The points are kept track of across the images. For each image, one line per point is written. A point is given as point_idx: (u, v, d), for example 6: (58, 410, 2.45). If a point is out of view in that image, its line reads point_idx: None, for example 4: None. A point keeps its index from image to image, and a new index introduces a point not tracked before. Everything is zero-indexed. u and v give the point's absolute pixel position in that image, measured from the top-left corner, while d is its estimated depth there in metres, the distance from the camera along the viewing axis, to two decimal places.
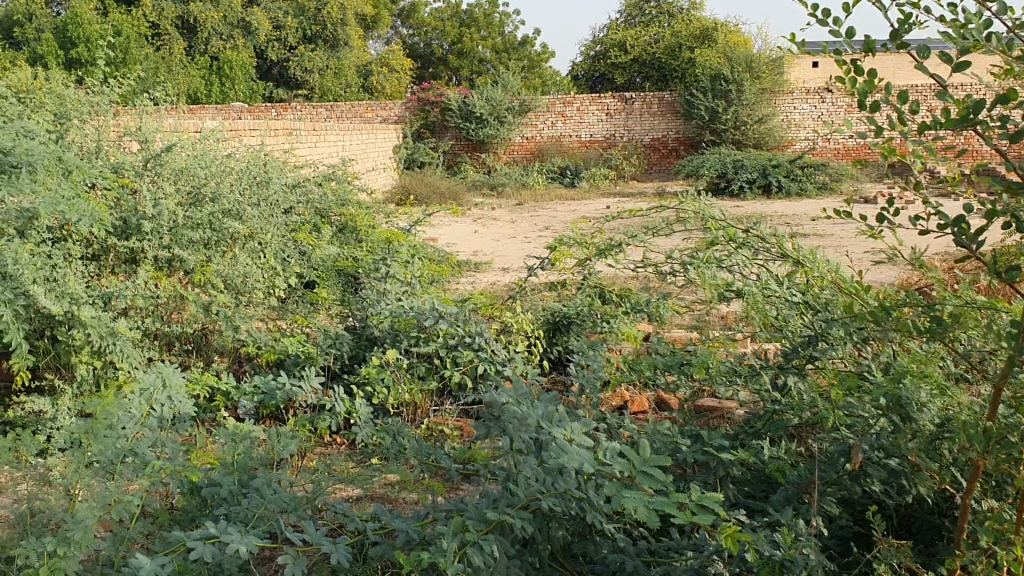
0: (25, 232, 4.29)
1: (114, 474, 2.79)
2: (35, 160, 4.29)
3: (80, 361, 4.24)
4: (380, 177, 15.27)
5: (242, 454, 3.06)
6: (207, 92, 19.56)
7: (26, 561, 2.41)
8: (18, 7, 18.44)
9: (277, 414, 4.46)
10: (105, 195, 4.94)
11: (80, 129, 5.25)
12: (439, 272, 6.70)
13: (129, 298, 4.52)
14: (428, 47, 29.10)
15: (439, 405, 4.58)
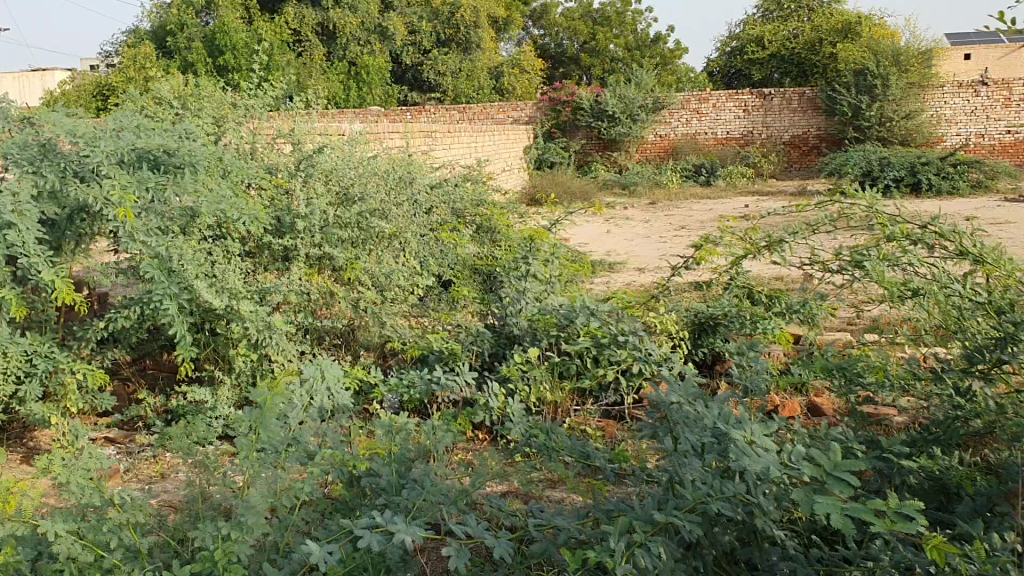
0: (188, 230, 4.46)
1: (279, 461, 2.85)
2: (197, 161, 4.38)
3: (238, 353, 4.38)
4: (512, 178, 15.35)
5: (399, 446, 3.09)
6: (345, 97, 20.09)
7: (202, 543, 2.48)
8: (171, 17, 19.31)
9: (421, 409, 4.50)
10: (261, 194, 5.09)
11: (237, 132, 5.43)
12: (576, 271, 6.67)
13: (283, 294, 4.66)
14: (558, 48, 29.08)
15: (582, 404, 4.53)
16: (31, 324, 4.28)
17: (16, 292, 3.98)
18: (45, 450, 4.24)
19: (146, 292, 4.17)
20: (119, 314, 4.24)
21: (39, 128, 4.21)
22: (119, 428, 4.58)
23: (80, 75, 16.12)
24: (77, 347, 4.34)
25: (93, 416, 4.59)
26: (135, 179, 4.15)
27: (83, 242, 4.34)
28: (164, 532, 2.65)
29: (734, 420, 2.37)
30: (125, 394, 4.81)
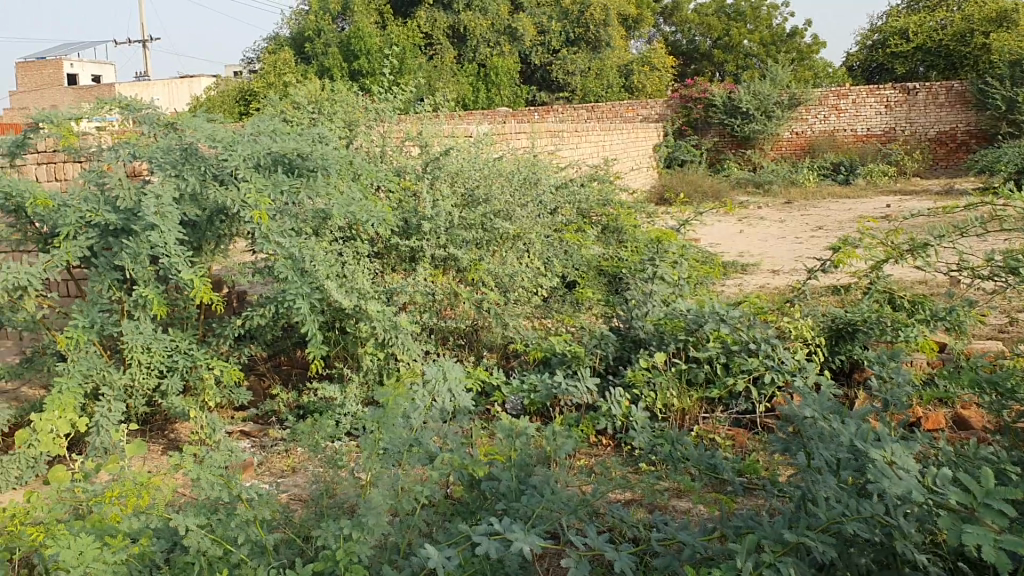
0: (319, 231, 4.56)
1: (401, 462, 2.85)
2: (328, 164, 4.43)
3: (366, 352, 4.45)
4: (641, 178, 15.17)
5: (520, 451, 3.06)
6: (475, 98, 20.31)
7: (325, 542, 2.49)
8: (309, 24, 19.93)
9: (545, 411, 4.43)
10: (389, 196, 5.17)
11: (368, 135, 5.54)
12: (705, 274, 6.49)
13: (409, 294, 4.70)
14: (690, 45, 28.56)
15: (711, 411, 4.37)
16: (173, 320, 4.47)
17: (159, 290, 4.14)
18: (185, 441, 4.40)
19: (279, 291, 4.27)
20: (254, 313, 4.36)
21: (182, 133, 4.39)
22: (253, 423, 4.71)
23: (224, 82, 16.83)
24: (215, 343, 4.48)
25: (229, 409, 4.74)
26: (269, 182, 4.27)
27: (222, 242, 4.49)
28: (289, 529, 2.69)
29: (873, 436, 2.23)
30: (260, 389, 4.95)
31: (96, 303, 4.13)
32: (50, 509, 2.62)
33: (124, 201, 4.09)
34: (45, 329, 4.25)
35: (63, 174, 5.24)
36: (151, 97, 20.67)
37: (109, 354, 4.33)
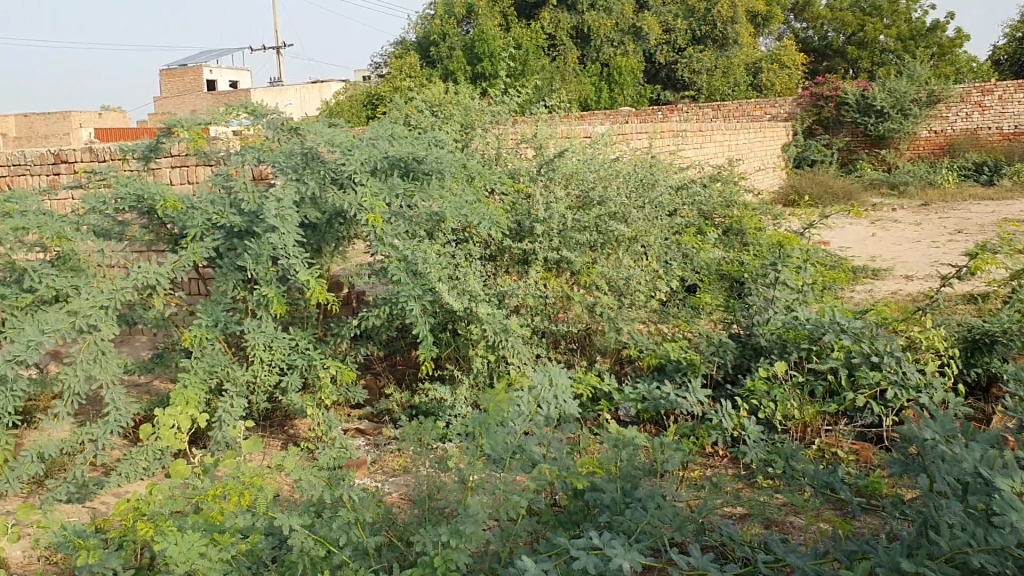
0: (433, 233, 4.58)
1: (503, 470, 2.80)
2: (443, 168, 4.40)
3: (476, 354, 4.44)
4: (767, 179, 14.73)
5: (626, 461, 2.97)
6: (598, 99, 20.15)
7: (424, 548, 2.46)
8: (435, 28, 20.19)
9: (659, 420, 4.34)
10: (502, 199, 5.15)
11: (483, 138, 5.54)
12: (833, 279, 6.21)
13: (521, 297, 4.69)
14: (823, 41, 27.58)
15: (834, 423, 4.17)
16: (294, 319, 4.51)
17: (279, 290, 4.21)
18: (303, 437, 4.47)
19: (393, 293, 4.29)
20: (369, 313, 4.40)
21: (304, 138, 4.49)
22: (369, 420, 4.75)
23: (352, 87, 17.25)
24: (333, 342, 4.52)
25: (346, 408, 4.77)
26: (385, 186, 4.29)
27: (340, 245, 4.55)
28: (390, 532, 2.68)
29: (1004, 463, 2.06)
30: (375, 388, 4.95)
31: (220, 302, 4.24)
32: (164, 503, 2.69)
33: (247, 204, 4.19)
34: (173, 326, 4.42)
35: (195, 177, 5.44)
36: (284, 102, 21.36)
37: (233, 351, 4.40)
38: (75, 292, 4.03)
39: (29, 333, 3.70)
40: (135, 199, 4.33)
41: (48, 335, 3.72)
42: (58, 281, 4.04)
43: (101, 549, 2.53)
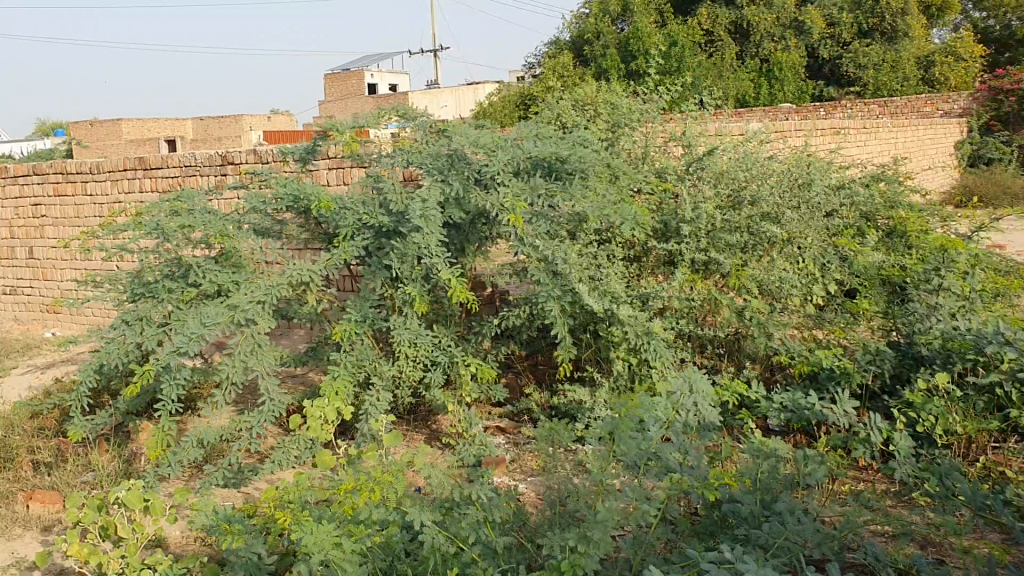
0: (576, 233, 4.54)
1: (637, 476, 2.73)
2: (586, 167, 4.33)
3: (617, 356, 4.37)
4: (935, 178, 13.92)
5: (767, 472, 2.85)
6: (756, 95, 19.50)
7: (551, 551, 2.32)
8: (588, 26, 19.64)
9: (809, 430, 4.16)
10: (648, 199, 5.03)
11: (631, 136, 5.29)
12: (1007, 286, 5.78)
13: (665, 300, 4.60)
14: (1006, 30, 25.89)
15: (1001, 441, 3.88)
16: (437, 316, 4.54)
17: (423, 288, 4.26)
18: (445, 433, 4.51)
19: (534, 293, 4.28)
20: (511, 312, 4.39)
21: (450, 139, 4.53)
22: (509, 419, 4.74)
23: (506, 87, 17.40)
24: (475, 340, 4.54)
25: (487, 405, 4.78)
26: (528, 187, 4.28)
27: (484, 245, 4.56)
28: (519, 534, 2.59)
29: None
30: (516, 386, 4.88)
31: (368, 299, 4.33)
32: (306, 493, 2.76)
33: (395, 204, 4.27)
34: (325, 321, 4.56)
35: (349, 178, 5.58)
36: (438, 104, 21.81)
37: (381, 347, 4.49)
38: (235, 288, 4.23)
39: (193, 326, 3.92)
40: (291, 199, 4.50)
41: (208, 329, 3.93)
42: (220, 277, 4.27)
43: (246, 534, 2.62)
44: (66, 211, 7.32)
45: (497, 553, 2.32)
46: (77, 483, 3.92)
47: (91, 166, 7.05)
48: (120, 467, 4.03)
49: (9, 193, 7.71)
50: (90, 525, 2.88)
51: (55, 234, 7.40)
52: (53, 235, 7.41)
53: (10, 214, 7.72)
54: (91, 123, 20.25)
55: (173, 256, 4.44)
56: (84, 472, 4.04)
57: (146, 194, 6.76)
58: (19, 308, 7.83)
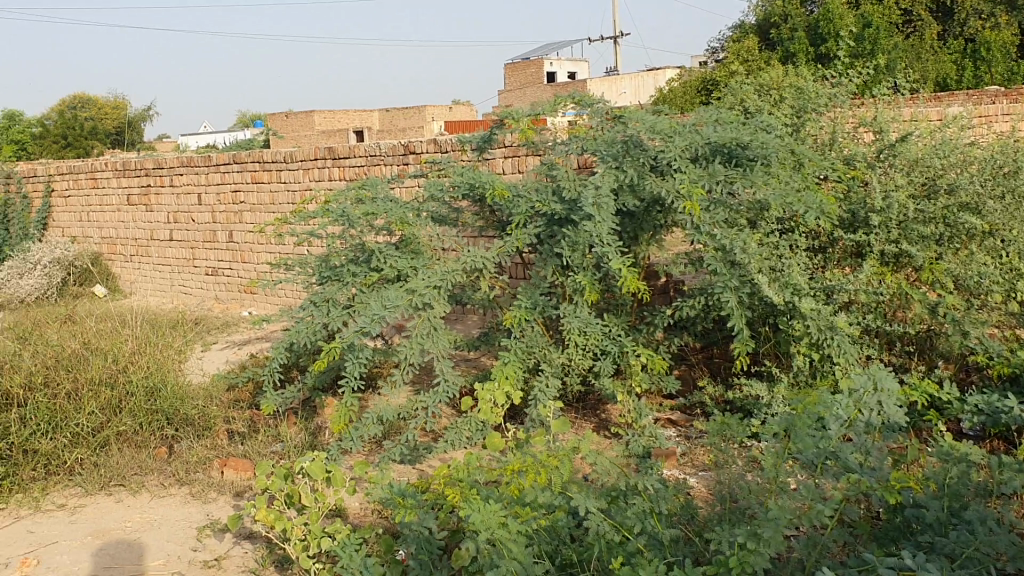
0: (756, 222, 4.39)
1: (813, 475, 2.60)
2: (768, 153, 4.16)
3: (798, 351, 4.18)
4: None
5: (958, 478, 2.65)
6: (959, 78, 16.62)
7: (718, 548, 2.18)
8: (775, 9, 18.67)
9: (1009, 436, 3.89)
10: (835, 187, 4.75)
11: (817, 122, 5.01)
12: None
13: (851, 293, 4.37)
14: None
15: None
16: (608, 305, 4.51)
17: (595, 277, 4.22)
18: (614, 422, 4.47)
19: (710, 283, 4.17)
20: (685, 303, 4.31)
21: (626, 126, 4.46)
22: (681, 412, 4.63)
23: (688, 74, 17.04)
24: (646, 331, 4.49)
25: (659, 396, 4.68)
26: (706, 174, 4.16)
27: (660, 233, 4.48)
28: (692, 524, 2.45)
29: None
30: (689, 379, 4.74)
31: (538, 286, 4.37)
32: (477, 472, 2.82)
33: (569, 192, 4.26)
34: (497, 308, 4.63)
35: (524, 166, 5.59)
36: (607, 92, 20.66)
37: (551, 334, 4.51)
38: (413, 273, 4.37)
39: (375, 308, 4.08)
40: (468, 186, 4.59)
41: (389, 311, 4.08)
42: (400, 262, 4.42)
43: (419, 508, 2.71)
44: (262, 197, 7.79)
45: (664, 545, 2.23)
46: (267, 452, 4.18)
47: (286, 155, 7.46)
48: (305, 439, 4.26)
49: (212, 180, 8.27)
50: (276, 492, 3.06)
51: (253, 219, 7.89)
52: (250, 220, 7.90)
53: (214, 199, 8.29)
54: (287, 116, 21.40)
55: (357, 242, 4.64)
56: (273, 442, 4.31)
57: (334, 182, 7.08)
58: (220, 288, 8.40)
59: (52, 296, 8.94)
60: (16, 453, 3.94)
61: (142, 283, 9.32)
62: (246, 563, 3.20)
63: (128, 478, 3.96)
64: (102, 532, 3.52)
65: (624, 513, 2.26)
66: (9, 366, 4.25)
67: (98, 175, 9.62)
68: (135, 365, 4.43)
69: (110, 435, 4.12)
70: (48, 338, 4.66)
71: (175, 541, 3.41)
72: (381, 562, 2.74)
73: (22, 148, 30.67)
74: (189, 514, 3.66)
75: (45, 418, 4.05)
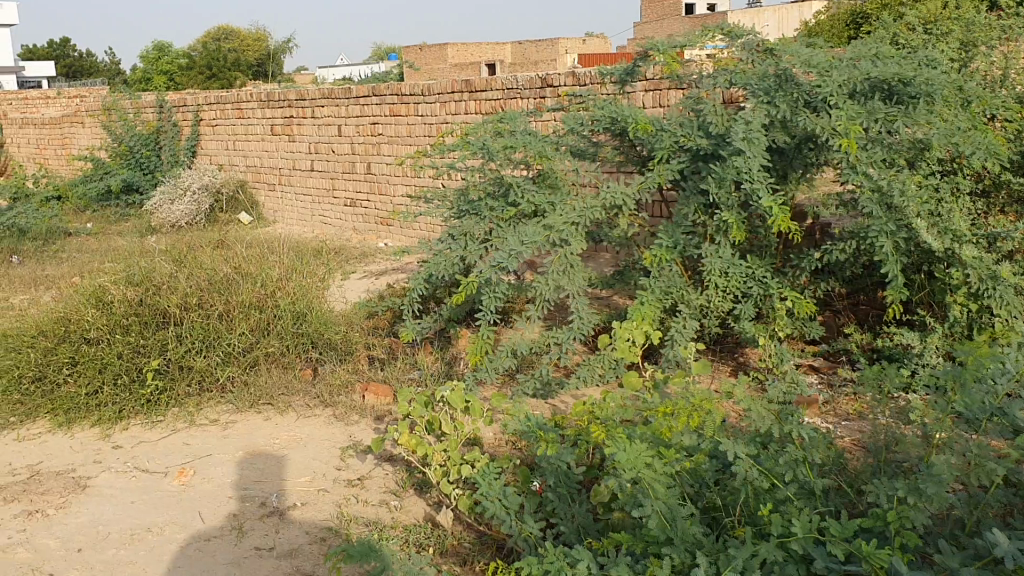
0: (915, 163, 4.15)
1: (977, 432, 2.46)
2: (933, 90, 3.89)
3: (954, 301, 3.95)
4: None
5: None
6: None
7: (874, 500, 2.08)
8: None
9: None
10: (1005, 126, 4.42)
11: (988, 56, 4.66)
12: None
13: (1017, 241, 4.09)
14: None
15: None
16: (752, 247, 4.37)
17: (740, 216, 4.07)
18: (753, 366, 4.36)
19: (864, 226, 3.97)
20: (835, 247, 4.12)
21: (780, 59, 4.25)
22: (824, 359, 4.47)
23: (839, 5, 16.16)
24: (791, 274, 4.33)
25: (801, 341, 4.53)
26: (864, 111, 3.94)
27: (809, 172, 4.29)
28: (844, 476, 2.35)
29: None
30: (833, 326, 4.57)
31: (680, 225, 4.25)
32: (619, 410, 2.80)
33: (716, 127, 4.12)
34: (634, 246, 4.56)
35: (665, 100, 5.45)
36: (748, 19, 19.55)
37: (690, 274, 4.41)
38: (551, 208, 4.31)
39: (512, 244, 4.07)
40: (609, 120, 4.49)
41: (526, 247, 4.06)
42: (537, 197, 4.36)
43: (560, 443, 2.71)
44: (400, 130, 7.87)
45: (814, 495, 2.15)
46: (405, 379, 4.29)
47: (424, 88, 7.49)
48: (441, 369, 4.33)
49: (352, 112, 8.40)
50: (418, 418, 3.12)
51: (390, 151, 8.00)
52: (389, 152, 8.02)
53: (353, 131, 8.43)
54: (422, 49, 21.54)
55: (496, 175, 4.62)
56: (411, 369, 4.41)
57: (471, 115, 7.08)
58: (358, 219, 8.60)
59: (201, 221, 9.41)
60: (173, 368, 4.14)
61: (285, 212, 9.63)
62: (388, 484, 3.30)
63: (276, 398, 4.12)
64: (252, 447, 3.69)
65: (775, 460, 2.20)
66: (166, 286, 4.43)
67: (244, 105, 9.90)
68: (282, 291, 4.62)
69: (259, 356, 4.29)
70: (202, 261, 4.84)
71: (320, 460, 3.55)
72: (521, 492, 2.77)
73: (172, 78, 31.93)
74: (333, 435, 3.79)
75: (199, 336, 4.23)
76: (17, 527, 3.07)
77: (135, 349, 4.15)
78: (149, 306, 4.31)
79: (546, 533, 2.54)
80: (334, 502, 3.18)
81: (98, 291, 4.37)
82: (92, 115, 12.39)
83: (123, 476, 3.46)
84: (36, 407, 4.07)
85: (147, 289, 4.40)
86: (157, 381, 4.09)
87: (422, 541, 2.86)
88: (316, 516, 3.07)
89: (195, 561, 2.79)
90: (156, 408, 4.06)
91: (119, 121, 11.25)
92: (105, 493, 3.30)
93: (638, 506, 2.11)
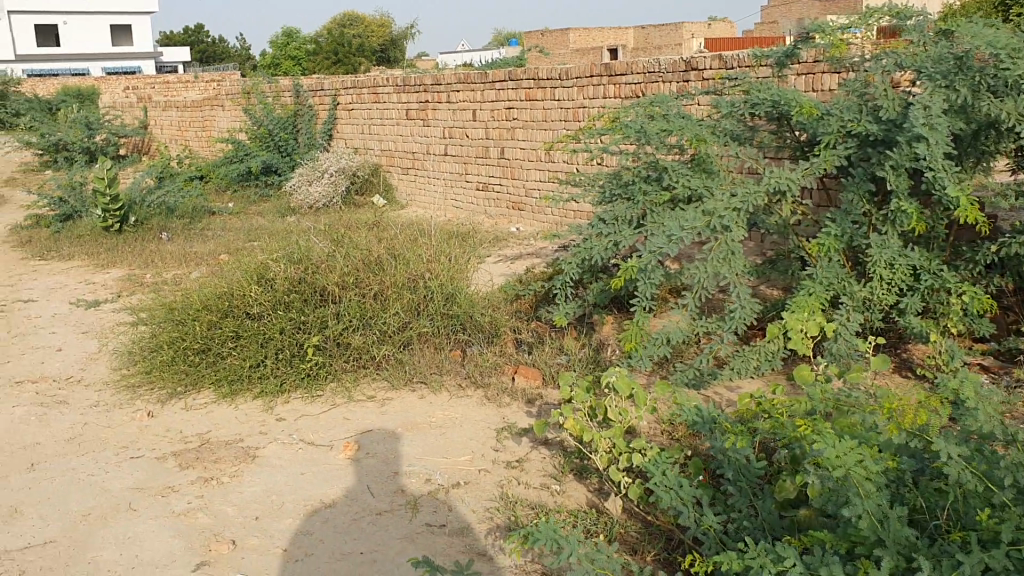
0: None
1: None
2: None
3: None
4: None
5: None
6: None
7: None
8: None
9: None
10: None
11: None
12: None
13: None
14: None
15: None
16: (921, 238, 4.16)
17: (914, 206, 3.88)
18: (917, 363, 4.17)
19: None
20: (1015, 240, 3.90)
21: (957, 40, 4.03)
22: (994, 357, 4.24)
23: None
24: (964, 268, 4.11)
25: (968, 339, 4.31)
26: None
27: (986, 160, 4.06)
28: None
29: None
30: (1004, 323, 4.33)
31: (846, 214, 4.08)
32: (799, 404, 2.71)
33: (887, 111, 3.94)
34: (792, 235, 4.41)
35: (818, 85, 5.29)
36: None
37: (853, 265, 4.24)
38: (709, 192, 4.21)
39: (671, 228, 3.98)
40: (770, 104, 4.37)
41: (686, 232, 3.97)
42: (693, 181, 4.25)
43: (738, 435, 2.64)
44: (536, 115, 7.86)
45: None
46: (555, 363, 4.27)
47: (561, 73, 7.46)
48: (591, 354, 4.29)
49: (487, 97, 8.44)
50: (581, 404, 3.09)
51: (525, 136, 8.02)
52: (523, 137, 8.03)
53: (487, 116, 8.47)
54: (546, 33, 21.53)
55: (651, 159, 4.54)
56: (560, 353, 4.40)
57: (609, 100, 7.01)
58: (490, 204, 8.66)
59: (337, 204, 9.61)
60: (331, 345, 4.24)
61: (417, 196, 9.77)
62: (547, 468, 3.29)
63: (429, 378, 4.18)
64: (409, 425, 3.74)
65: (990, 464, 2.08)
66: (324, 265, 4.53)
67: (380, 90, 10.05)
68: (432, 271, 4.67)
69: (412, 336, 4.36)
70: (356, 241, 4.92)
71: (477, 440, 3.57)
72: (695, 484, 2.71)
73: (300, 63, 32.81)
74: (487, 416, 3.80)
75: (356, 314, 4.31)
76: (195, 492, 3.19)
77: (296, 324, 4.26)
78: (308, 284, 4.42)
79: (726, 526, 2.48)
80: (497, 483, 3.19)
81: (260, 268, 4.50)
82: (233, 99, 12.82)
83: (289, 448, 3.55)
84: (201, 377, 4.22)
85: (307, 268, 4.50)
86: (316, 357, 4.19)
87: (591, 527, 2.84)
88: (482, 497, 3.08)
89: (368, 534, 2.84)
90: (315, 382, 4.16)
91: (259, 104, 11.59)
92: (275, 464, 3.40)
93: (843, 504, 2.02)
